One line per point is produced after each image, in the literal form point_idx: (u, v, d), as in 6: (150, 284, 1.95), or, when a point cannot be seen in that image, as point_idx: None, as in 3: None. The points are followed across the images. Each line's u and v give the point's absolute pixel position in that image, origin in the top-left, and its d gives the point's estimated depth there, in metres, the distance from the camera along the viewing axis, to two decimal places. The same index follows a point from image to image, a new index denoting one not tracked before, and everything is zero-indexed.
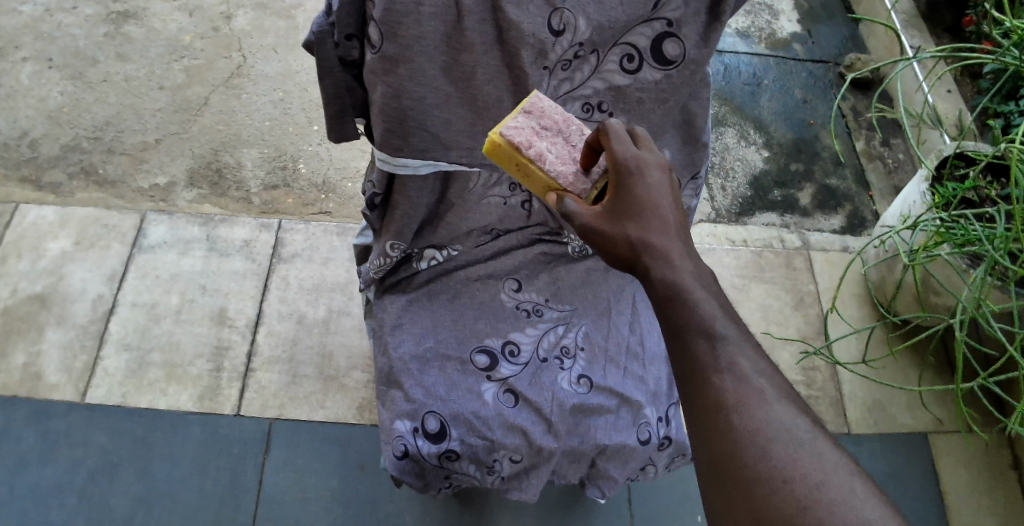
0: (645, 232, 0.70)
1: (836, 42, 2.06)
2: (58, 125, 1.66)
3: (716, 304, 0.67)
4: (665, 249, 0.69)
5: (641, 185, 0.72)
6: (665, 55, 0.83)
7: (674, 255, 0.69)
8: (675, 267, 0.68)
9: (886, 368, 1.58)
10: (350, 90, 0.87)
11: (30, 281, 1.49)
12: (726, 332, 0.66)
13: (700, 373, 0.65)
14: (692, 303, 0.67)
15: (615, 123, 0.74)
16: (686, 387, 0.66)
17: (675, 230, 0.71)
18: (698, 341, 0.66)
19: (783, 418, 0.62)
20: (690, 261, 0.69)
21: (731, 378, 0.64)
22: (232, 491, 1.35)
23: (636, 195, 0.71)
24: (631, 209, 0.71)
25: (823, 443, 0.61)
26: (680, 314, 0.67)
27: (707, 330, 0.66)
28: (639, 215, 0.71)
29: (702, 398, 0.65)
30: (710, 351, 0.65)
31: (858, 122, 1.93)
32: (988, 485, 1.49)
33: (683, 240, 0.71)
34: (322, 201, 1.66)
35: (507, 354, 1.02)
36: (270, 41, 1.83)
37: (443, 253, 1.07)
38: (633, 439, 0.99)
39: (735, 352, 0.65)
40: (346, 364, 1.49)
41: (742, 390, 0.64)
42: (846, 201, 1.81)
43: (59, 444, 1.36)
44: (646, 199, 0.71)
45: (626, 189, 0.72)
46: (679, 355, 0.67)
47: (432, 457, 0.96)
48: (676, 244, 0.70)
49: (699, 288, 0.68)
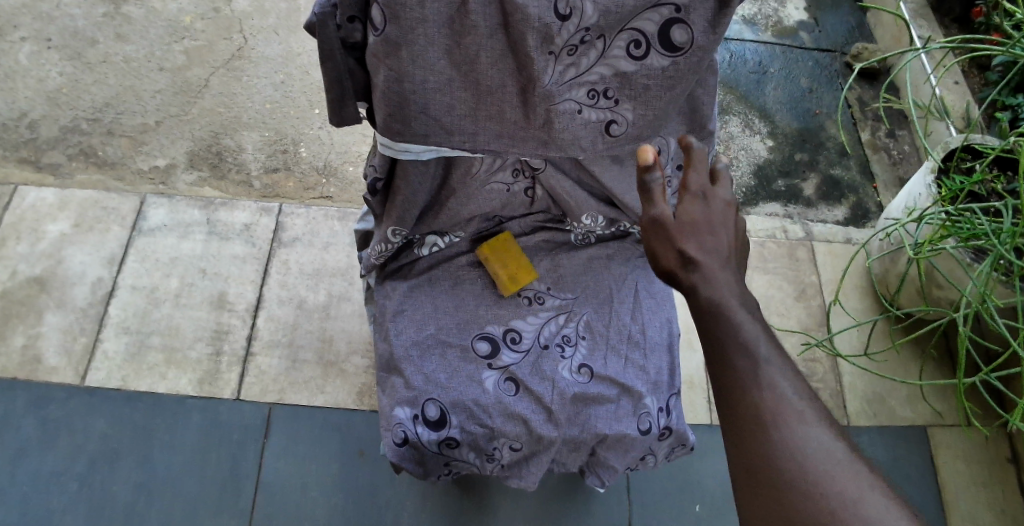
0: (702, 250, 0.70)
1: (843, 31, 2.03)
2: (57, 107, 1.65)
3: (760, 326, 0.66)
4: (714, 269, 0.69)
5: (704, 206, 0.73)
6: (673, 41, 0.81)
7: (726, 276, 0.69)
8: (718, 286, 0.68)
9: (887, 361, 1.58)
10: (351, 73, 0.86)
11: (29, 264, 1.48)
12: (766, 352, 0.64)
13: (736, 389, 0.64)
14: (733, 322, 0.66)
15: (695, 144, 0.76)
16: (723, 401, 0.65)
17: (729, 257, 0.71)
18: (738, 356, 0.65)
19: (822, 438, 0.61)
20: (735, 285, 0.69)
21: (769, 395, 0.62)
22: (233, 475, 1.35)
23: (696, 212, 0.72)
24: (692, 223, 0.72)
25: (861, 464, 0.60)
26: (721, 331, 0.66)
27: (749, 348, 0.65)
28: (700, 230, 0.71)
29: (738, 411, 0.63)
30: (750, 366, 0.64)
31: (864, 112, 1.91)
32: (987, 479, 1.50)
33: (733, 269, 0.71)
34: (323, 186, 1.65)
35: (508, 341, 1.02)
36: (271, 23, 1.81)
37: (445, 239, 1.07)
38: (633, 428, 0.98)
39: (775, 372, 0.63)
40: (346, 349, 1.48)
41: (780, 406, 0.62)
42: (850, 192, 1.80)
43: (60, 427, 1.36)
44: (709, 220, 0.72)
45: (691, 204, 0.73)
46: (718, 369, 0.66)
47: (432, 444, 0.96)
48: (728, 267, 0.70)
49: (743, 308, 0.67)
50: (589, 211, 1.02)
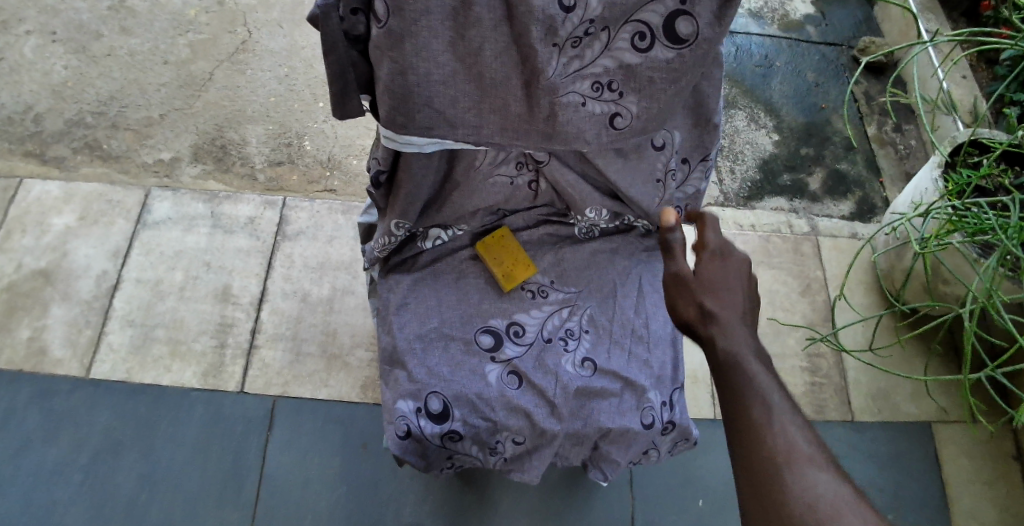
0: (718, 303, 0.75)
1: (850, 24, 2.02)
2: (62, 100, 1.65)
3: (774, 378, 0.69)
4: (730, 322, 0.73)
5: (722, 265, 0.79)
6: (678, 34, 0.81)
7: (741, 329, 0.73)
8: (736, 339, 0.72)
9: (892, 356, 1.57)
10: (354, 66, 0.86)
11: (34, 257, 1.49)
12: (778, 400, 0.67)
13: (748, 429, 0.66)
14: (748, 371, 0.69)
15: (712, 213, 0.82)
16: (734, 442, 0.67)
17: (745, 313, 0.75)
18: (752, 402, 0.67)
19: (830, 482, 0.62)
20: (752, 342, 0.72)
21: (780, 437, 0.64)
22: (236, 468, 1.36)
23: (714, 270, 0.78)
24: (710, 281, 0.77)
25: (867, 509, 0.61)
26: (736, 378, 0.69)
27: (762, 395, 0.67)
28: (717, 287, 0.76)
29: (750, 450, 0.65)
30: (764, 410, 0.66)
31: (871, 106, 1.90)
32: (991, 475, 1.49)
33: (749, 327, 0.74)
34: (326, 179, 1.65)
35: (511, 335, 1.01)
36: (275, 17, 1.81)
37: (448, 233, 1.06)
38: (636, 422, 0.98)
39: (787, 417, 0.65)
40: (350, 343, 1.48)
41: (790, 446, 0.64)
42: (856, 187, 1.79)
43: (65, 419, 1.37)
44: (726, 278, 0.77)
45: (710, 265, 0.78)
46: (732, 415, 0.68)
47: (435, 438, 0.96)
48: (746, 323, 0.74)
49: (758, 361, 0.70)
50: (593, 205, 1.02)
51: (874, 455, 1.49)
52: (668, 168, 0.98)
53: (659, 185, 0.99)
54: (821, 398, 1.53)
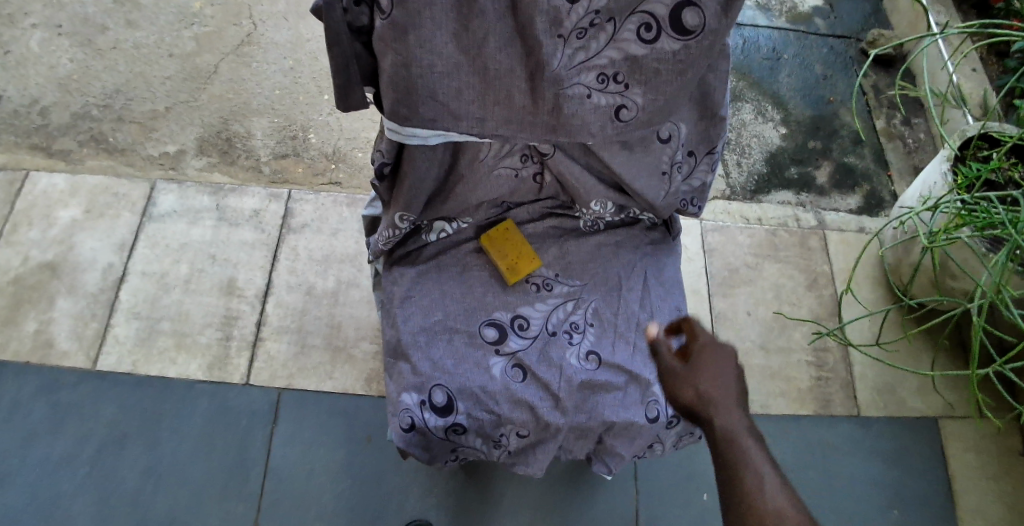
0: (712, 389, 0.87)
1: (859, 16, 2.00)
2: (67, 93, 1.65)
3: (765, 453, 0.80)
4: (725, 407, 0.85)
5: (714, 357, 0.90)
6: (684, 24, 0.80)
7: (734, 411, 0.85)
8: (729, 418, 0.84)
9: (899, 351, 1.56)
10: (359, 59, 0.85)
11: (41, 250, 1.49)
12: (766, 468, 0.78)
13: (738, 490, 0.77)
14: (740, 443, 0.81)
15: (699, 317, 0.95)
16: (729, 503, 0.77)
17: (736, 397, 0.87)
18: (745, 473, 0.78)
19: None
20: (744, 419, 0.84)
21: (766, 498, 0.75)
22: (242, 460, 1.36)
23: (707, 361, 0.90)
24: (706, 370, 0.89)
25: None
26: (729, 449, 0.81)
27: (752, 466, 0.78)
28: (711, 375, 0.89)
29: (739, 509, 0.76)
30: (752, 478, 0.77)
31: (879, 99, 1.88)
32: (998, 471, 1.48)
33: (742, 410, 0.86)
34: (331, 172, 1.65)
35: (515, 327, 1.01)
36: (280, 9, 1.80)
37: (452, 225, 1.06)
38: (641, 416, 0.98)
39: (771, 482, 0.76)
40: (355, 335, 1.48)
41: (775, 506, 0.74)
42: (864, 181, 1.78)
43: (72, 410, 1.38)
44: (716, 367, 0.89)
45: (705, 357, 0.91)
46: (727, 481, 0.79)
47: (439, 431, 0.96)
48: (738, 402, 0.86)
49: (749, 437, 0.82)
50: (598, 198, 1.01)
51: (879, 450, 1.49)
52: (673, 160, 0.97)
53: (664, 178, 0.98)
54: (826, 393, 1.52)
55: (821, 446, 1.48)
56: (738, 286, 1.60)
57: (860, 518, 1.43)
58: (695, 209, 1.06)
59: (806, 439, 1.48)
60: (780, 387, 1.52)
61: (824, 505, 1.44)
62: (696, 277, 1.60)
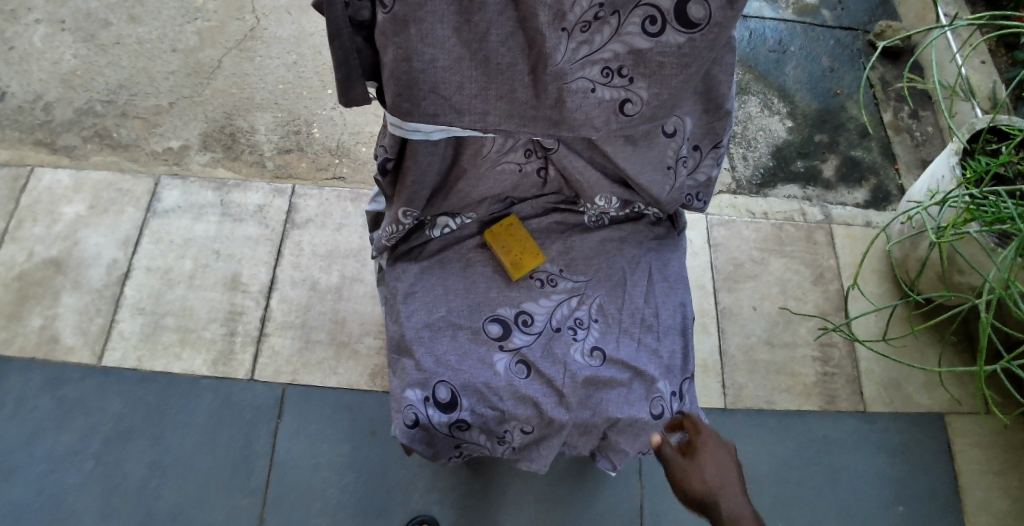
0: (718, 481, 0.88)
1: (867, 8, 1.98)
2: (71, 89, 1.65)
3: None
4: (732, 499, 0.86)
5: (715, 449, 0.92)
6: (689, 18, 0.79)
7: (740, 502, 0.86)
8: (737, 507, 0.85)
9: (906, 346, 1.55)
10: (360, 52, 0.85)
11: (46, 246, 1.50)
12: None
13: None
14: None
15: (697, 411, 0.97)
16: None
17: (740, 488, 0.88)
18: None
19: None
20: (749, 508, 0.85)
21: None
22: (247, 455, 1.36)
23: (709, 454, 0.91)
24: (711, 462, 0.90)
25: None
26: None
27: None
28: (716, 468, 0.89)
29: None
30: None
31: (887, 92, 1.86)
32: (1006, 467, 1.47)
33: (746, 499, 0.87)
34: (335, 166, 1.64)
35: (520, 323, 1.01)
36: (283, 3, 1.79)
37: (456, 221, 1.06)
38: (645, 412, 0.97)
39: None
40: (359, 331, 1.48)
41: None
42: (871, 174, 1.76)
43: (78, 406, 1.38)
44: (719, 461, 0.90)
45: (707, 450, 0.91)
46: None
47: (442, 427, 0.96)
48: (742, 491, 0.87)
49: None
50: (602, 193, 1.01)
51: (885, 446, 1.48)
52: (679, 154, 0.96)
53: (669, 172, 0.98)
54: (832, 388, 1.51)
55: (826, 442, 1.48)
56: (743, 280, 1.59)
57: (864, 513, 1.43)
58: (700, 204, 1.06)
59: (811, 434, 1.48)
60: (786, 382, 1.51)
61: (829, 501, 1.43)
62: (701, 272, 1.59)
